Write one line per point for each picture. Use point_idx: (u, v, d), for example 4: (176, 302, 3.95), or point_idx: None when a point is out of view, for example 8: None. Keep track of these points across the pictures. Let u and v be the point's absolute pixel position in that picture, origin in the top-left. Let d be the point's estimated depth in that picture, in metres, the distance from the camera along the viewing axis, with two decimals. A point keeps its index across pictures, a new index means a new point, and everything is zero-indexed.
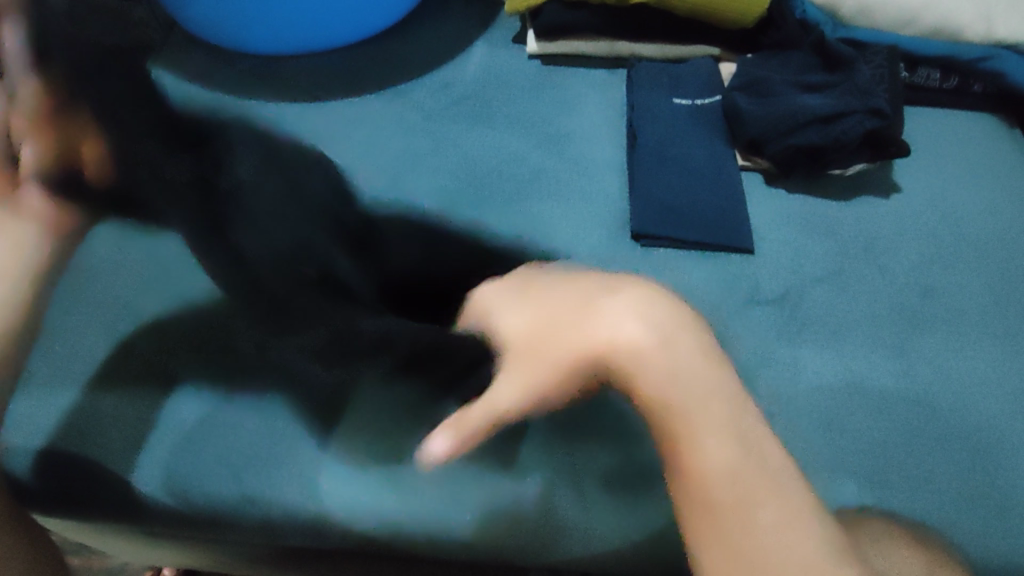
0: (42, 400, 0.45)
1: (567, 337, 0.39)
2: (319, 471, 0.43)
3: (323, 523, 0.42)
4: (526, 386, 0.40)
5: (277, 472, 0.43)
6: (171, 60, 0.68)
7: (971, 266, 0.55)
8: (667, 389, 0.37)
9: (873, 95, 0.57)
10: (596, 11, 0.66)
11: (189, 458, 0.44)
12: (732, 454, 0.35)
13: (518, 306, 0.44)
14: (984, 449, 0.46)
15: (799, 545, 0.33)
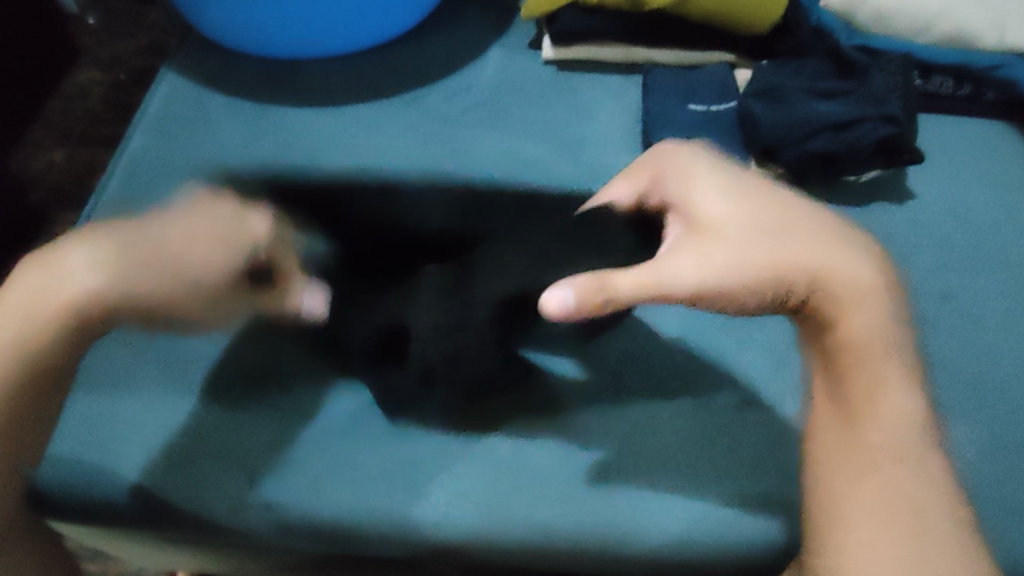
0: (76, 410, 0.50)
1: (772, 250, 0.43)
2: (354, 480, 0.48)
3: (349, 525, 0.47)
4: (706, 270, 0.42)
5: (299, 481, 0.48)
6: (192, 66, 0.70)
7: (985, 273, 0.56)
8: (858, 334, 0.44)
9: (886, 103, 0.57)
10: (611, 17, 0.66)
11: (273, 475, 0.48)
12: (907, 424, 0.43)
13: (716, 194, 0.45)
14: (997, 453, 0.47)
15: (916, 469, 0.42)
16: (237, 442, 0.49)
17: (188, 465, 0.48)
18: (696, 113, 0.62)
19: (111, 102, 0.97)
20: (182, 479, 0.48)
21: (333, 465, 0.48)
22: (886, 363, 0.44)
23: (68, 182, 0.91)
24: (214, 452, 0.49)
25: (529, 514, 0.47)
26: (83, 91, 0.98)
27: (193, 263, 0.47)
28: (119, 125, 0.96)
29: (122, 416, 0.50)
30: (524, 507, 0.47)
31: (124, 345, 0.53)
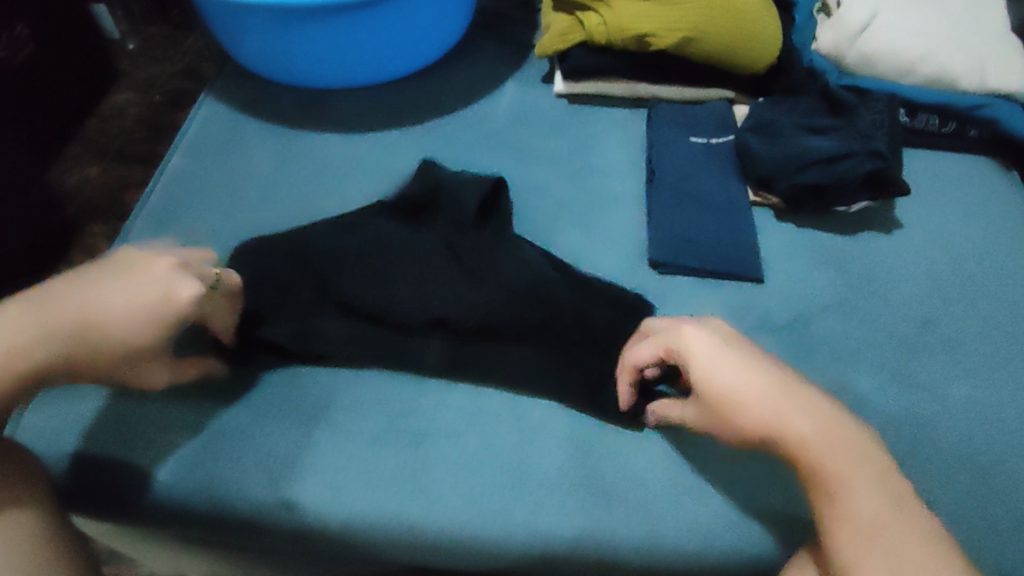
0: (99, 409, 0.55)
1: (772, 413, 0.43)
2: (351, 485, 0.52)
3: (349, 526, 0.51)
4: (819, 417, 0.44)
5: (306, 480, 0.52)
6: (228, 96, 0.74)
7: (971, 300, 0.58)
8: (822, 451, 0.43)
9: (873, 139, 0.58)
10: (618, 55, 0.68)
11: (293, 477, 0.52)
12: (822, 433, 0.43)
13: (706, 338, 0.47)
14: (981, 472, 0.50)
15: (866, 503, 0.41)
16: (256, 447, 0.53)
17: (211, 467, 0.52)
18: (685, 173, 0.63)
19: (145, 122, 1.14)
20: (191, 474, 0.52)
21: (347, 465, 0.52)
22: (859, 453, 0.43)
23: (104, 197, 1.06)
24: (236, 455, 0.53)
25: (531, 517, 0.50)
26: (119, 112, 1.15)
27: (112, 316, 0.44)
28: (153, 143, 1.12)
29: (149, 420, 0.54)
30: (527, 512, 0.50)
31: None
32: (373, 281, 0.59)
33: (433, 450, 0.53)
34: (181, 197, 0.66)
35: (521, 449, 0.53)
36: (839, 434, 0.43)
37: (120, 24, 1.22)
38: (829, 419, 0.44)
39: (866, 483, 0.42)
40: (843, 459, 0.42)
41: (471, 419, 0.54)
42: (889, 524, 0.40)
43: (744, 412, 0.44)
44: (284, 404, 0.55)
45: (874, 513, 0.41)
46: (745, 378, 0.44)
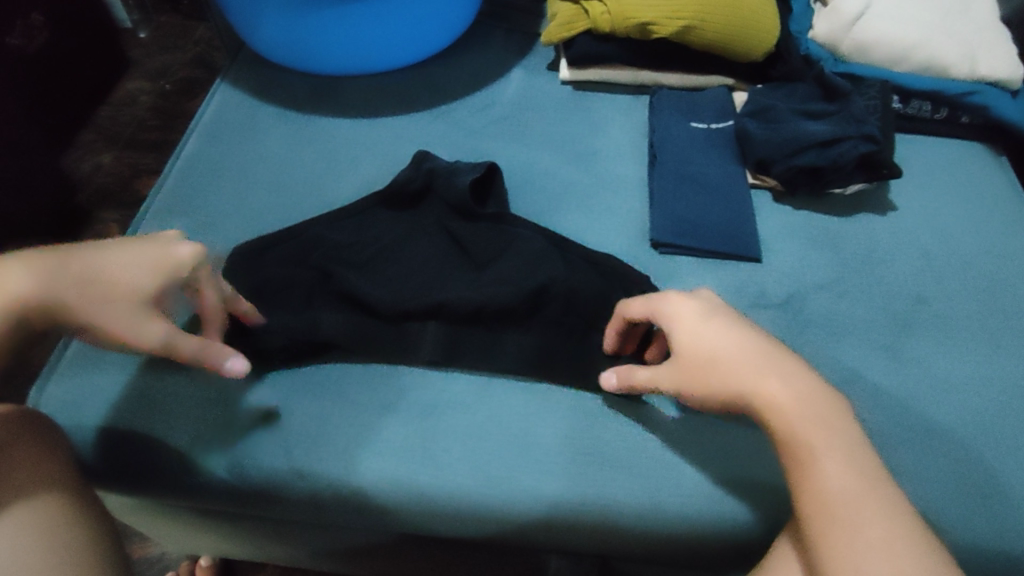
0: (122, 381, 0.57)
1: (743, 374, 0.46)
2: (366, 453, 0.54)
3: (366, 492, 0.53)
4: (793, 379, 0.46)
5: (323, 449, 0.54)
6: (242, 82, 0.76)
7: (961, 279, 0.61)
8: (791, 415, 0.45)
9: (866, 123, 0.61)
10: (622, 43, 0.71)
11: (310, 446, 0.54)
12: (797, 403, 0.45)
13: (684, 303, 0.50)
14: (968, 442, 0.53)
15: (832, 467, 0.43)
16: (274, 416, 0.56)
17: (233, 437, 0.55)
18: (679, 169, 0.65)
19: (157, 110, 1.16)
20: (214, 444, 0.55)
21: (362, 435, 0.55)
22: (841, 424, 0.45)
23: (117, 184, 1.09)
24: (255, 425, 0.55)
25: (539, 483, 0.53)
26: (131, 100, 1.17)
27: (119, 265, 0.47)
28: (164, 131, 1.14)
29: (170, 392, 0.56)
30: (534, 478, 0.53)
31: None
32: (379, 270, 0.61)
33: (444, 420, 0.55)
34: (199, 180, 0.68)
35: (529, 420, 0.55)
36: (813, 402, 0.45)
37: (131, 13, 1.25)
38: (814, 394, 0.46)
39: (839, 451, 0.43)
40: (817, 421, 0.45)
41: (481, 391, 0.57)
42: (854, 497, 0.41)
43: (721, 376, 0.47)
44: (296, 380, 0.57)
45: (844, 484, 0.42)
46: (721, 338, 0.48)
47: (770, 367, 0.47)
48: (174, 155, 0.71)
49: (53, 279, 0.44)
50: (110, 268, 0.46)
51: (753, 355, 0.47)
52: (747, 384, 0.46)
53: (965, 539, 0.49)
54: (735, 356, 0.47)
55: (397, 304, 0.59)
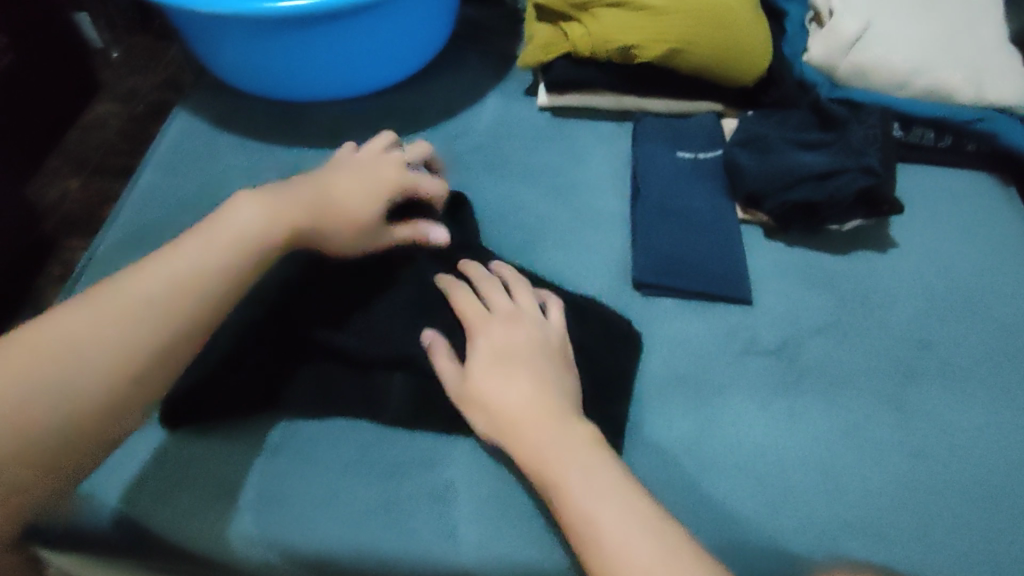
0: None
1: (534, 441, 0.46)
2: (322, 517, 0.48)
3: (325, 564, 0.47)
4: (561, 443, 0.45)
5: (277, 510, 0.48)
6: (200, 110, 0.72)
7: (969, 321, 0.56)
8: (574, 492, 0.43)
9: (866, 154, 0.56)
10: (603, 67, 0.66)
11: (258, 508, 0.48)
12: (582, 487, 0.43)
13: (490, 286, 0.54)
14: (979, 503, 0.48)
15: (645, 554, 0.40)
16: (222, 473, 0.50)
17: (171, 500, 0.49)
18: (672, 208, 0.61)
19: (127, 135, 1.12)
20: (151, 507, 0.49)
21: (322, 496, 0.49)
22: (649, 515, 0.42)
23: (83, 211, 1.04)
24: (200, 483, 0.49)
25: (515, 548, 0.47)
26: (100, 124, 1.13)
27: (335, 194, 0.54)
28: (133, 156, 1.10)
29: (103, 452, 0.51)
30: (508, 545, 0.47)
31: None
32: (325, 310, 0.54)
33: (414, 480, 0.50)
34: (151, 215, 0.64)
35: (504, 479, 0.50)
36: (594, 471, 0.44)
37: (102, 33, 1.20)
38: (551, 402, 0.48)
39: (646, 533, 0.41)
40: (600, 507, 0.42)
41: (452, 447, 0.51)
42: (585, 515, 0.42)
43: (519, 436, 0.47)
44: (249, 437, 0.51)
45: (585, 501, 0.42)
46: (500, 351, 0.51)
47: (535, 419, 0.47)
48: (125, 187, 0.66)
49: (282, 203, 0.51)
50: (342, 193, 0.54)
51: (502, 387, 0.49)
52: (538, 459, 0.45)
53: None
54: (520, 412, 0.47)
55: (350, 349, 0.52)
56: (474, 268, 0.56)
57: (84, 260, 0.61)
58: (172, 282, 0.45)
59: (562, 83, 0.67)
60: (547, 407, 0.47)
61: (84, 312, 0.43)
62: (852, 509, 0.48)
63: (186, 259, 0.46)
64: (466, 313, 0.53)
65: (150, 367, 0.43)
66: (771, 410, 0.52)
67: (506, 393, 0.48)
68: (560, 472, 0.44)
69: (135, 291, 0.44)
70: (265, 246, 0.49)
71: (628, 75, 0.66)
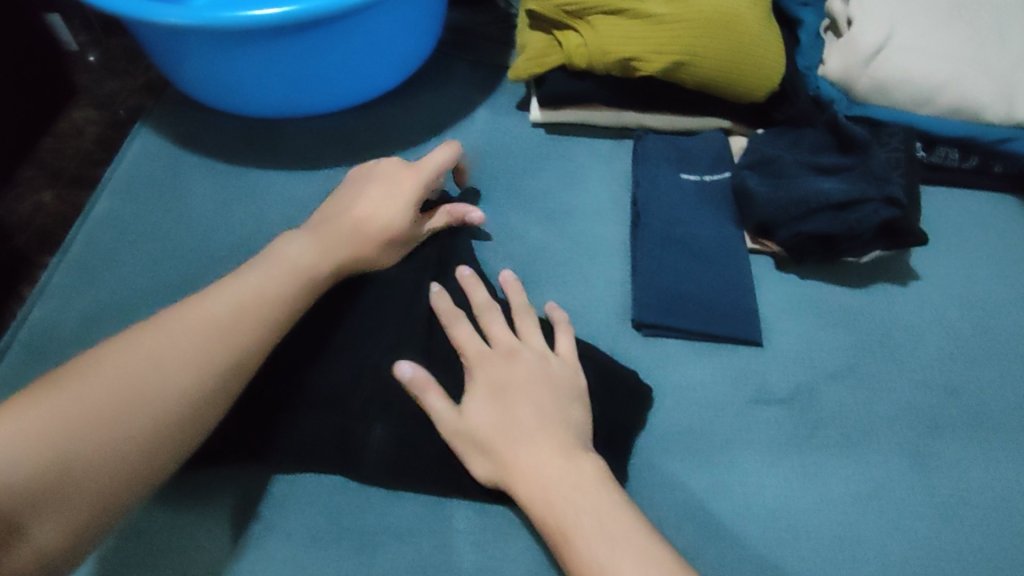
0: None
1: (536, 482, 0.42)
2: None
3: None
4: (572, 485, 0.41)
5: None
6: (168, 129, 0.67)
7: (998, 364, 0.51)
8: (592, 543, 0.39)
9: (889, 183, 0.51)
10: (601, 80, 0.61)
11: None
12: (600, 539, 0.39)
13: (489, 312, 0.50)
14: (1013, 574, 0.44)
15: None
16: (173, 544, 0.45)
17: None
18: (676, 237, 0.56)
19: (104, 142, 1.04)
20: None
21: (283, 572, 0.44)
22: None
23: (57, 224, 0.97)
24: (146, 558, 0.45)
25: None
26: (77, 131, 1.05)
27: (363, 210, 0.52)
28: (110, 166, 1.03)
29: None
30: None
31: None
32: (314, 346, 0.49)
33: (385, 554, 0.45)
34: (111, 247, 0.59)
35: (489, 551, 0.45)
36: (616, 522, 0.40)
37: (77, 34, 1.11)
38: (561, 439, 0.44)
39: None
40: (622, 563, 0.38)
41: (431, 514, 0.46)
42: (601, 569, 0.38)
43: (524, 477, 0.42)
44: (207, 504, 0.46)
45: (598, 547, 0.39)
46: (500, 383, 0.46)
47: (541, 459, 0.43)
48: (83, 215, 0.61)
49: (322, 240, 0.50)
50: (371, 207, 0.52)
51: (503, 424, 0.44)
52: (545, 502, 0.41)
53: None
54: (524, 450, 0.43)
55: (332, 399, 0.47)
56: (475, 285, 0.51)
57: (36, 297, 0.56)
58: (244, 300, 0.44)
59: (556, 97, 0.62)
60: (554, 446, 0.43)
61: (158, 330, 0.42)
62: None
63: (249, 282, 0.45)
64: (464, 340, 0.48)
65: (237, 373, 0.42)
66: (786, 467, 0.47)
67: (508, 429, 0.44)
68: (572, 521, 0.40)
69: (204, 307, 0.43)
70: (325, 280, 0.48)
71: (628, 89, 0.61)
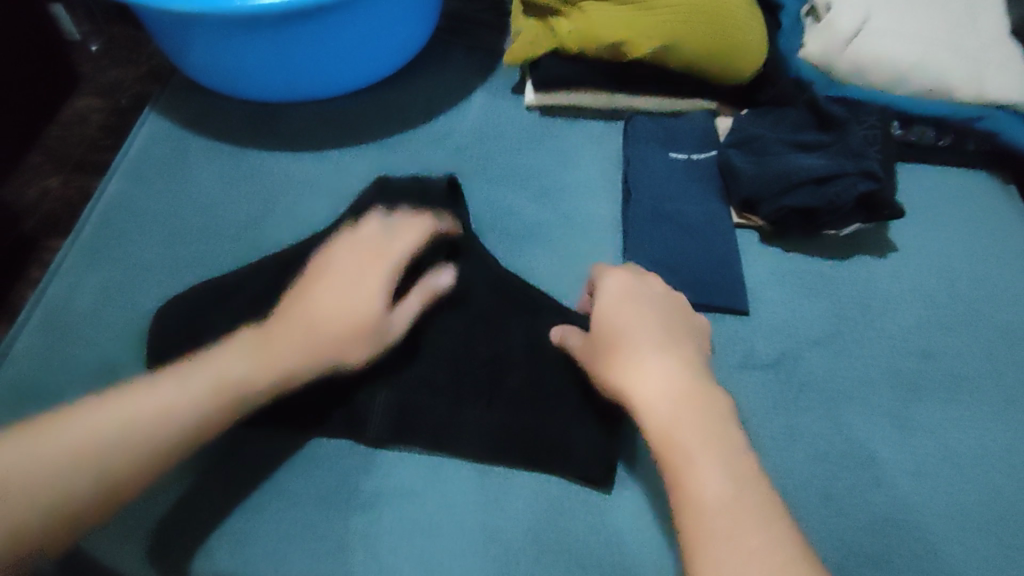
0: None
1: (650, 380, 0.42)
2: (289, 555, 0.45)
3: None
4: (689, 400, 0.41)
5: (245, 550, 0.45)
6: (175, 113, 0.69)
7: (971, 329, 0.54)
8: (699, 454, 0.39)
9: (866, 158, 0.54)
10: (593, 65, 0.64)
11: (225, 548, 0.45)
12: (708, 456, 0.39)
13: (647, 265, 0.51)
14: (987, 523, 0.46)
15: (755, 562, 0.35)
16: (188, 507, 0.46)
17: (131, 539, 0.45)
18: (666, 212, 0.59)
19: (106, 129, 1.06)
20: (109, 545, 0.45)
21: (292, 533, 0.46)
22: (772, 521, 0.36)
23: (62, 209, 0.98)
24: (162, 521, 0.46)
25: None
26: (80, 118, 1.07)
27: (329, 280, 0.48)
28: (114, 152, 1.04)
29: None
30: None
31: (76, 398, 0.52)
32: None
33: (390, 513, 0.47)
34: (122, 227, 0.61)
35: (490, 508, 0.47)
36: (722, 450, 0.39)
37: (78, 24, 1.14)
38: (692, 360, 0.43)
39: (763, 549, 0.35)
40: (720, 484, 0.37)
41: (432, 477, 0.48)
42: (727, 505, 0.37)
43: (639, 373, 0.42)
44: (217, 467, 0.48)
45: (704, 458, 0.38)
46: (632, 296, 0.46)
47: (666, 365, 0.42)
48: (94, 196, 0.64)
49: (284, 334, 0.46)
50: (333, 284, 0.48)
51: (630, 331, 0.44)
52: (657, 399, 0.41)
53: None
54: (644, 351, 0.43)
55: None
56: None
57: (50, 276, 0.58)
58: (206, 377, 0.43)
59: (550, 81, 0.65)
60: (686, 362, 0.43)
61: (26, 441, 0.38)
62: (858, 532, 0.46)
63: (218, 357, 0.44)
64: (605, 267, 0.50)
65: (81, 513, 0.38)
66: (772, 427, 0.49)
67: (634, 329, 0.44)
68: (682, 428, 0.40)
69: (119, 410, 0.40)
70: (282, 385, 0.45)
71: (619, 73, 0.64)
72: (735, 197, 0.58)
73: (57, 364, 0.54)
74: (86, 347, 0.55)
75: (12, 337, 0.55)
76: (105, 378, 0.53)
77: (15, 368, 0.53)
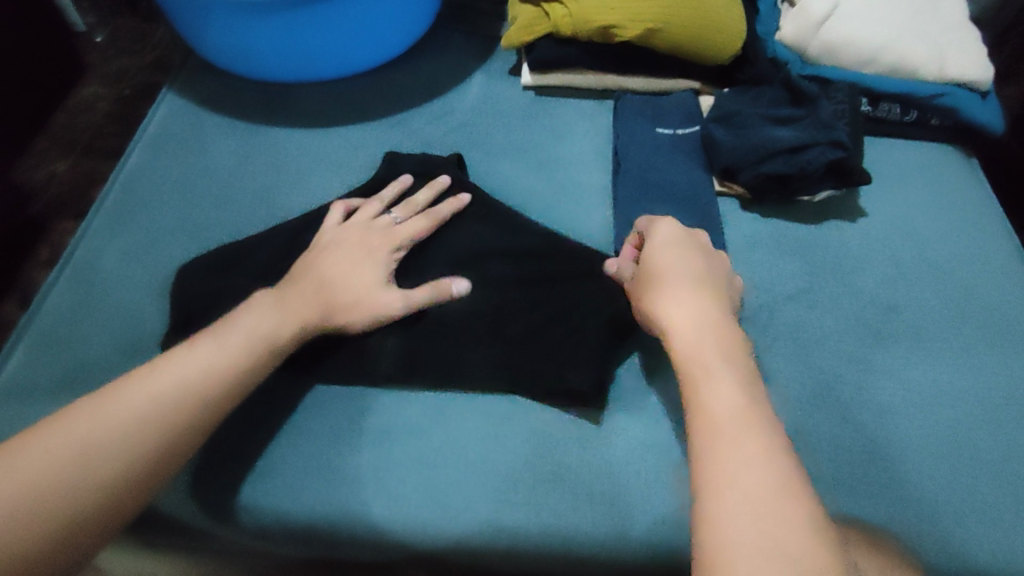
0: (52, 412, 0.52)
1: (677, 309, 0.47)
2: (306, 485, 0.49)
3: (315, 530, 0.48)
4: (713, 329, 0.46)
5: (266, 481, 0.49)
6: (192, 92, 0.73)
7: (932, 286, 0.59)
8: (716, 367, 0.43)
9: (834, 129, 0.59)
10: (585, 47, 0.68)
11: (250, 480, 0.49)
12: (726, 370, 0.43)
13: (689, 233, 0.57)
14: (943, 453, 0.51)
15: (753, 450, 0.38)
16: (213, 443, 0.50)
17: None
18: (653, 181, 0.63)
19: (113, 116, 1.10)
20: None
21: (310, 465, 0.50)
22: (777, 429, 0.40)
23: (70, 191, 1.02)
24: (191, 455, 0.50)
25: (497, 511, 0.48)
26: (87, 105, 1.11)
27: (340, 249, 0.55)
28: (121, 137, 1.08)
29: None
30: (491, 508, 0.48)
31: (105, 347, 0.56)
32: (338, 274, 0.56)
33: (399, 448, 0.50)
34: (144, 195, 0.65)
35: (491, 443, 0.51)
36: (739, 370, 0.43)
37: (85, 16, 1.18)
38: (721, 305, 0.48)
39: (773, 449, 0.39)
40: (733, 393, 0.42)
41: (437, 417, 0.52)
42: (737, 415, 0.40)
43: (672, 303, 0.48)
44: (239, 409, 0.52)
45: (721, 369, 0.43)
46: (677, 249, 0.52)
47: (699, 299, 0.48)
48: (117, 167, 0.68)
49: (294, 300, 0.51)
50: (337, 254, 0.54)
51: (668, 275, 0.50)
52: (687, 321, 0.46)
53: (947, 563, 0.46)
54: (679, 289, 0.48)
55: None
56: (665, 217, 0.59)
57: (77, 238, 0.62)
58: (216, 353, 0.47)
59: (545, 62, 0.69)
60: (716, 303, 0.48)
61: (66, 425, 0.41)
62: (826, 461, 0.50)
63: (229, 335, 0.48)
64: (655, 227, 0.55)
65: (126, 476, 0.40)
66: None
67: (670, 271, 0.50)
68: (706, 346, 0.45)
69: (144, 387, 0.43)
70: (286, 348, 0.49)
71: (610, 54, 0.69)
72: (716, 167, 0.63)
73: (86, 315, 0.57)
74: (112, 300, 0.58)
75: (43, 292, 0.59)
76: (131, 329, 0.57)
77: (47, 319, 0.57)
